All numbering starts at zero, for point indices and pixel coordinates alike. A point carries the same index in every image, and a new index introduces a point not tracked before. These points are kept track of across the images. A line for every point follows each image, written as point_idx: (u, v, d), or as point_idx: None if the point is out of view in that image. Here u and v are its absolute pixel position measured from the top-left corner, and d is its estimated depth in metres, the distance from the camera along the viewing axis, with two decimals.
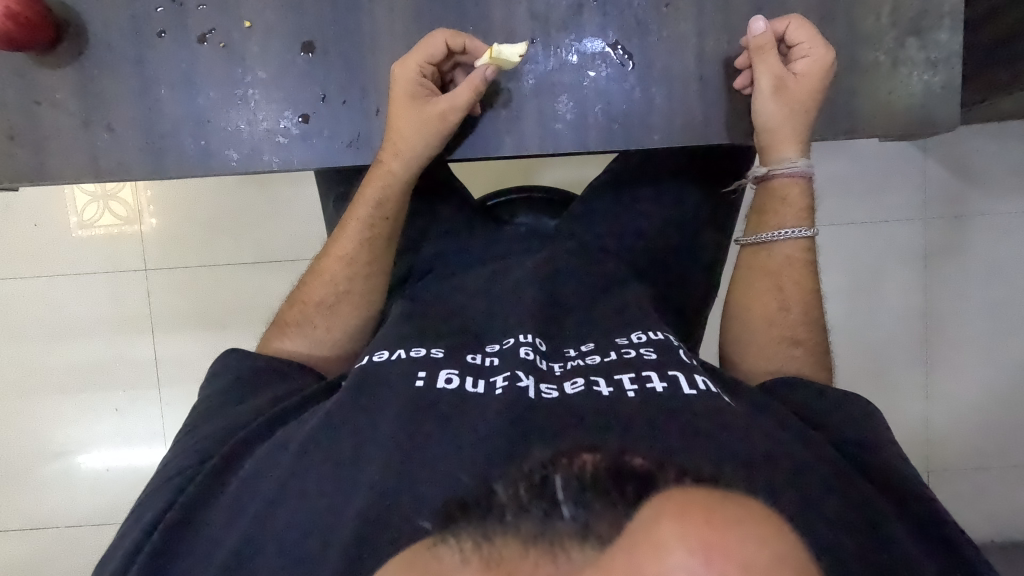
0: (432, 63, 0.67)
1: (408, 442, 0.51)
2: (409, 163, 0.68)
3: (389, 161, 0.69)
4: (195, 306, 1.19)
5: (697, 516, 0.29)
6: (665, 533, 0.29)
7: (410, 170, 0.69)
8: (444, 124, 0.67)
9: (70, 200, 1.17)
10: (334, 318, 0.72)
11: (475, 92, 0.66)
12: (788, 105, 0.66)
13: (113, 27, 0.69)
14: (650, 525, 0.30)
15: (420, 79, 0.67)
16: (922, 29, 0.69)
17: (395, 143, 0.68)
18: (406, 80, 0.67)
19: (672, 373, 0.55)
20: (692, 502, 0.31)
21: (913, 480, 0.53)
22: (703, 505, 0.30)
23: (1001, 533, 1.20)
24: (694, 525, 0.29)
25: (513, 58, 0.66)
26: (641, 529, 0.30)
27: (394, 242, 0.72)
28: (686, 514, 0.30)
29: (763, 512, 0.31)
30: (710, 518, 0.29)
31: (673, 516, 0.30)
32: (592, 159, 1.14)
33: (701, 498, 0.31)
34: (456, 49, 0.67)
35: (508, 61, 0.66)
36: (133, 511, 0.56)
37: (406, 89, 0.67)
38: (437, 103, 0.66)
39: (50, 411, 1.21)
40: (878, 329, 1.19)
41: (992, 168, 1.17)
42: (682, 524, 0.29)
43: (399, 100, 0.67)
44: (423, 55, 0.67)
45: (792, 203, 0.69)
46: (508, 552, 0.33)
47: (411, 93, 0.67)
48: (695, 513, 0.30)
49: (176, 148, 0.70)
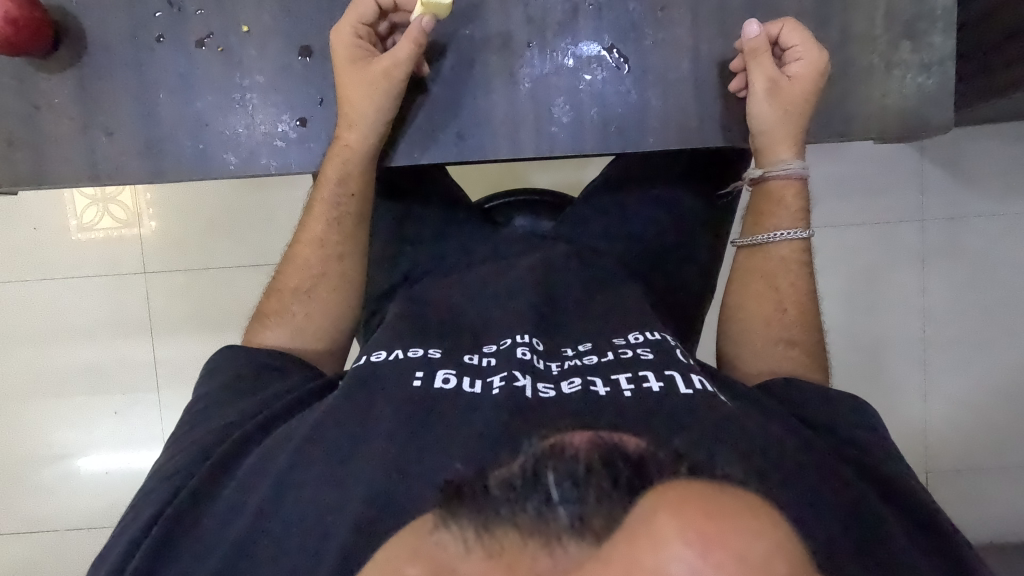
0: (366, 23, 0.67)
1: (405, 442, 0.51)
2: (364, 132, 0.67)
3: (345, 134, 0.68)
4: (193, 308, 1.20)
5: (694, 510, 0.31)
6: (664, 527, 0.30)
7: (367, 141, 0.68)
8: (390, 81, 0.66)
9: (70, 204, 1.17)
10: (312, 304, 0.71)
11: (416, 45, 0.65)
12: (782, 107, 0.67)
13: (112, 32, 0.70)
14: (648, 517, 0.31)
15: (357, 40, 0.67)
16: (916, 33, 0.70)
17: (347, 114, 0.67)
18: (343, 42, 0.66)
19: (667, 373, 0.55)
20: (687, 494, 0.32)
21: (908, 479, 0.53)
22: (699, 498, 0.32)
23: (999, 535, 1.20)
24: (692, 519, 0.30)
25: (444, 0, 0.65)
26: (638, 521, 0.32)
27: (363, 220, 0.72)
28: (683, 508, 0.31)
29: (757, 503, 0.32)
30: (706, 512, 0.31)
31: (671, 510, 0.31)
32: (590, 161, 1.14)
33: (695, 490, 0.33)
34: (387, 5, 0.67)
35: (440, 6, 0.65)
36: (130, 508, 0.56)
37: (346, 52, 0.66)
38: (379, 62, 0.66)
39: (50, 415, 1.21)
40: (874, 329, 1.19)
41: (987, 170, 1.17)
42: (680, 518, 0.30)
43: (341, 65, 0.66)
44: (354, 17, 0.67)
45: (787, 204, 0.70)
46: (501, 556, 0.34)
47: (351, 56, 0.66)
48: (692, 507, 0.31)
49: (175, 152, 0.70)
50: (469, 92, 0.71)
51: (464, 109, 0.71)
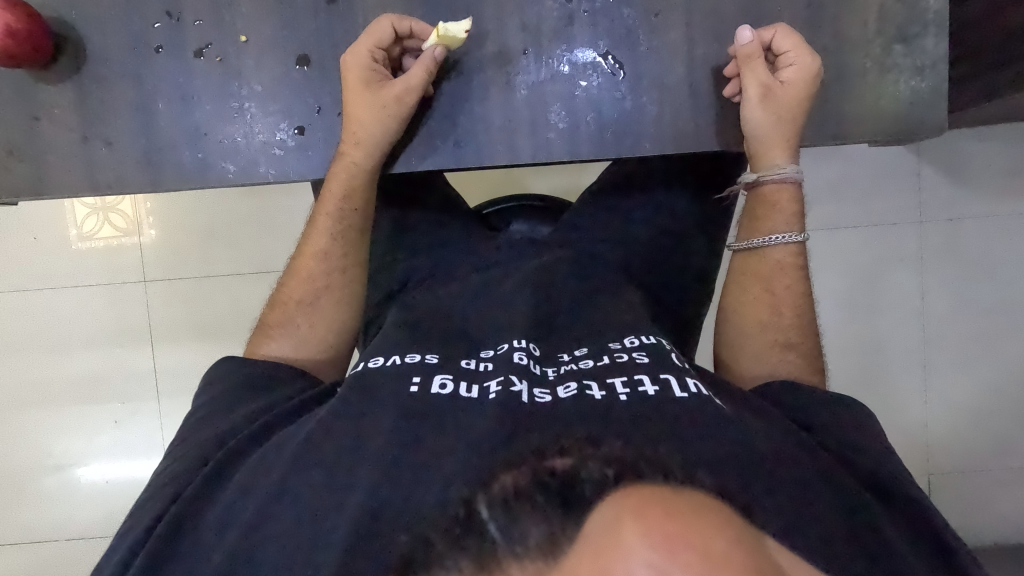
0: (381, 48, 0.68)
1: (402, 448, 0.51)
2: (370, 151, 0.68)
3: (350, 150, 0.68)
4: (193, 317, 1.20)
5: (656, 513, 0.33)
6: (626, 535, 0.32)
7: (373, 158, 0.68)
8: (401, 107, 0.67)
9: (70, 213, 1.18)
10: (316, 315, 0.72)
11: (427, 72, 0.67)
12: (776, 112, 0.67)
13: (111, 43, 0.70)
14: (612, 525, 0.33)
15: (373, 63, 0.67)
16: (908, 37, 0.70)
17: (353, 131, 0.68)
18: (358, 65, 0.67)
19: (663, 377, 0.55)
20: (648, 500, 0.34)
21: (902, 480, 0.53)
22: (659, 503, 0.34)
23: (1001, 536, 1.20)
24: (655, 523, 0.32)
25: (459, 34, 0.67)
26: (602, 529, 0.33)
27: (366, 233, 0.72)
28: (642, 512, 0.33)
29: (722, 513, 0.34)
30: (666, 515, 0.33)
31: (632, 516, 0.33)
32: (587, 167, 1.15)
33: (656, 496, 0.34)
34: (402, 32, 0.68)
35: (455, 39, 0.67)
36: (128, 515, 0.56)
37: (359, 76, 0.67)
38: (391, 87, 0.67)
39: (50, 424, 1.21)
40: (873, 331, 1.19)
41: (985, 172, 1.18)
42: (641, 522, 0.32)
43: (353, 87, 0.67)
44: (370, 40, 0.67)
45: (782, 208, 0.70)
46: (495, 565, 0.35)
47: (364, 79, 0.67)
48: (652, 511, 0.33)
49: (174, 161, 0.71)
50: (466, 99, 0.71)
51: (461, 117, 0.71)
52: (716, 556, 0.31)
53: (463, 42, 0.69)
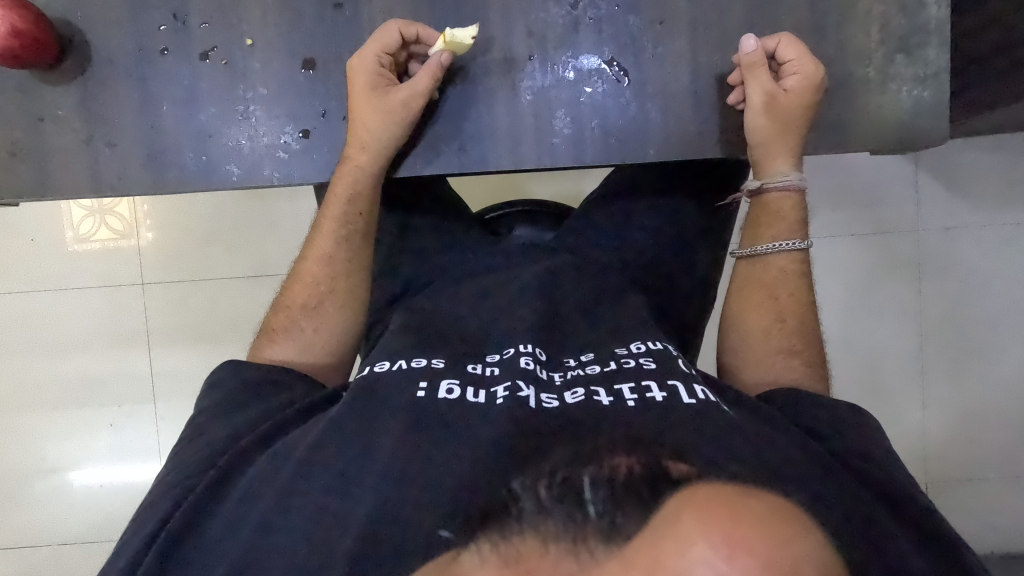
0: (388, 53, 0.67)
1: (411, 453, 0.51)
2: (376, 156, 0.68)
3: (356, 155, 0.68)
4: (191, 320, 1.19)
5: (720, 513, 0.32)
6: (688, 530, 0.31)
7: (378, 163, 0.68)
8: (406, 113, 0.67)
9: (67, 215, 1.17)
10: (321, 319, 0.71)
11: (434, 78, 0.67)
12: (779, 120, 0.68)
13: (115, 44, 0.70)
14: (673, 520, 0.33)
15: (379, 68, 0.67)
16: (911, 46, 0.71)
17: (359, 136, 0.68)
18: (365, 70, 0.67)
19: (671, 383, 0.55)
20: (714, 500, 0.33)
21: (911, 487, 0.54)
22: (724, 502, 0.33)
23: (999, 545, 1.21)
24: (717, 523, 0.31)
25: (466, 40, 0.67)
26: (665, 522, 0.33)
27: (371, 237, 0.73)
28: (708, 510, 0.32)
29: (795, 519, 0.33)
30: (730, 514, 0.32)
31: (695, 514, 0.32)
32: (587, 173, 1.16)
33: (724, 496, 0.34)
34: (409, 38, 0.68)
35: (462, 45, 0.67)
36: (132, 519, 0.55)
37: (366, 80, 0.67)
38: (398, 92, 0.67)
39: (44, 427, 1.20)
40: (872, 338, 1.20)
41: (983, 180, 1.19)
42: (705, 520, 0.32)
43: (360, 91, 0.67)
44: (377, 46, 0.67)
45: (785, 216, 0.71)
46: (523, 553, 0.35)
47: (371, 83, 0.67)
48: (719, 511, 0.32)
49: (178, 162, 0.71)
50: (472, 105, 0.71)
51: (467, 122, 0.71)
52: (776, 562, 0.30)
53: (470, 48, 0.69)
